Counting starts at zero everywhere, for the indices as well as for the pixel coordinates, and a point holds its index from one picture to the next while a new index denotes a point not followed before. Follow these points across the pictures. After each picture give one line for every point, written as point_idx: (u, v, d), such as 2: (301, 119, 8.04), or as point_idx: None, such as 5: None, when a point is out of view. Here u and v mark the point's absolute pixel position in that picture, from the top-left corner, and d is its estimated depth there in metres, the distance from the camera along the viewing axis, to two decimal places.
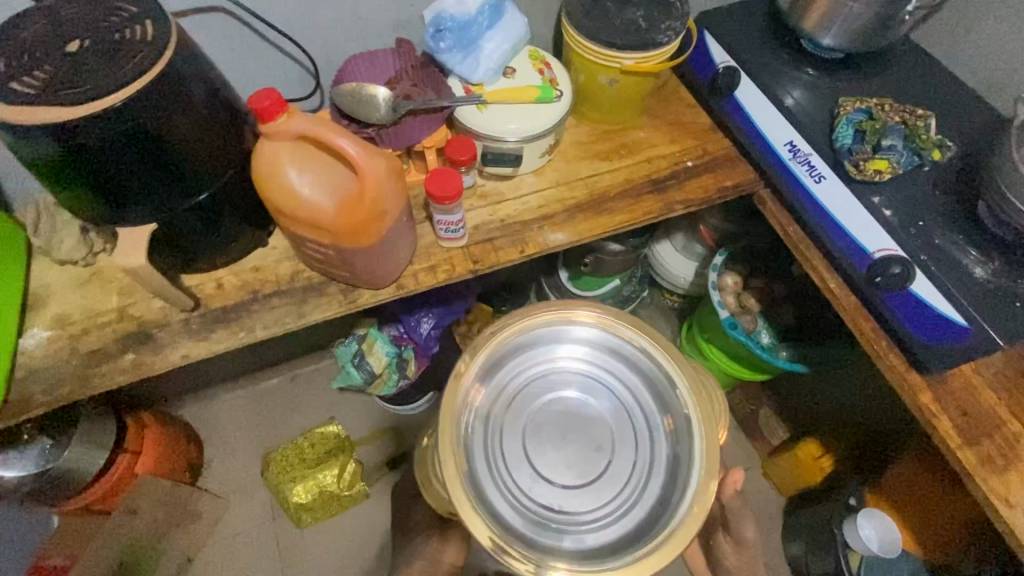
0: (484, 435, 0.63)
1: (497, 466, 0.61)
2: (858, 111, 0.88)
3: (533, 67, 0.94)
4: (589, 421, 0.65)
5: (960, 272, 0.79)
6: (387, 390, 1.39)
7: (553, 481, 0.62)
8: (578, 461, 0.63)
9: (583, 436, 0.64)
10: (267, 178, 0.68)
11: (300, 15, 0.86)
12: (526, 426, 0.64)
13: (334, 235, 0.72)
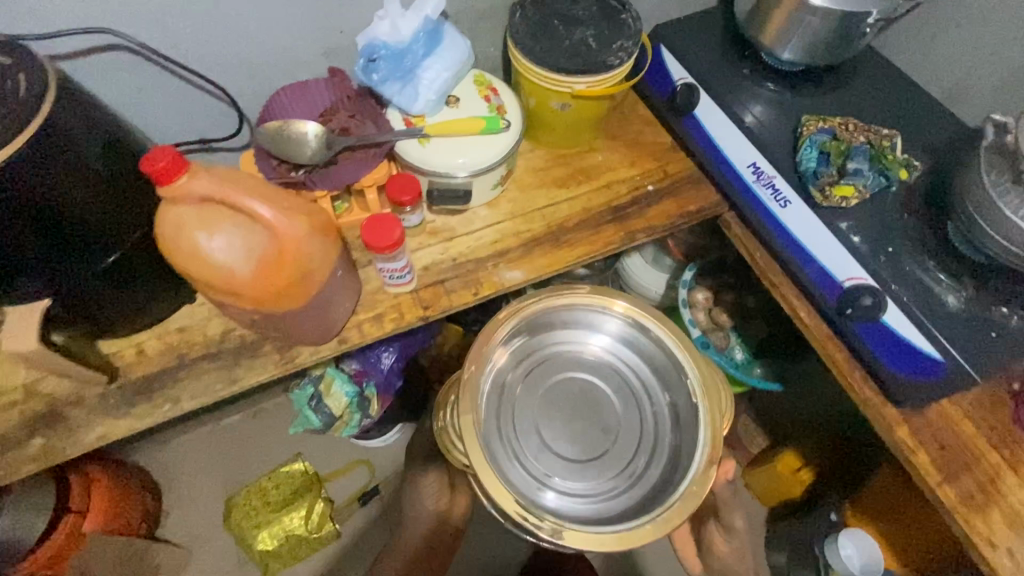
0: (512, 407, 0.79)
1: (511, 432, 0.78)
2: (822, 131, 0.83)
3: (478, 93, 0.87)
4: (598, 407, 0.81)
5: (933, 302, 0.75)
6: (348, 431, 1.31)
7: (562, 451, 0.78)
8: (584, 440, 0.79)
9: (588, 416, 0.80)
10: (175, 247, 0.60)
11: (214, 50, 0.78)
12: (547, 406, 0.80)
13: (263, 299, 0.64)
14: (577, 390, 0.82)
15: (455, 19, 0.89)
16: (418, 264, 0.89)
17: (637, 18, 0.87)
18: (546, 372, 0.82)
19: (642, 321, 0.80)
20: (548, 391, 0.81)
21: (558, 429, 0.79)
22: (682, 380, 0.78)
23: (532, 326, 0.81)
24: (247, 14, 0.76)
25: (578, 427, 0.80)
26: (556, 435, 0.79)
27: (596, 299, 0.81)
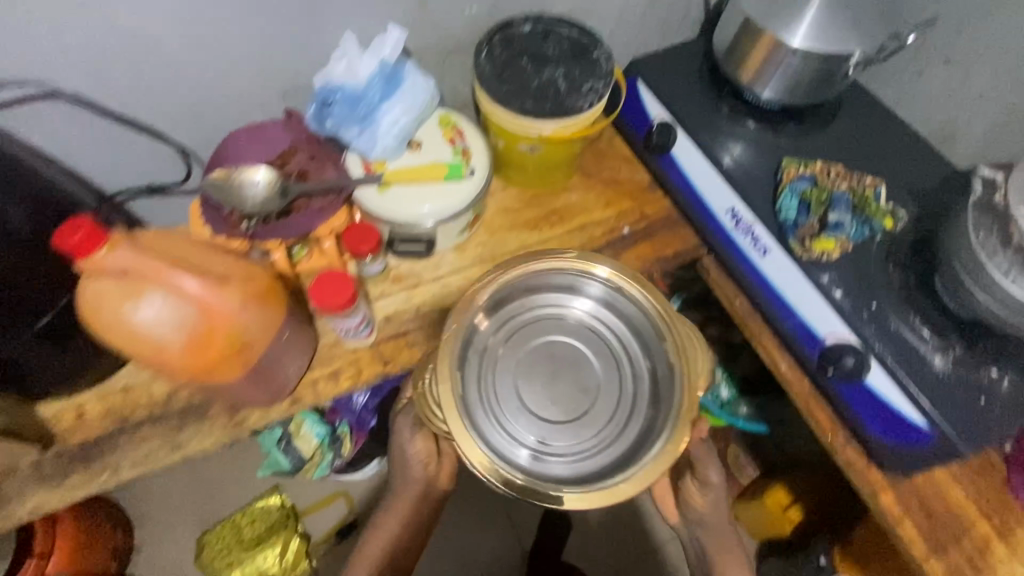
0: (490, 369, 0.74)
1: (491, 396, 0.73)
2: (801, 178, 0.79)
3: (443, 136, 0.83)
4: (579, 367, 0.77)
5: (920, 363, 0.71)
6: (321, 471, 1.27)
7: (543, 413, 0.73)
8: (564, 400, 0.75)
9: (569, 378, 0.76)
10: (106, 319, 0.56)
11: (158, 96, 0.73)
12: (527, 368, 0.75)
13: (212, 365, 0.59)
14: (556, 351, 0.77)
15: (420, 57, 0.85)
16: (380, 313, 0.84)
17: (610, 57, 0.83)
18: (524, 337, 0.77)
19: (626, 283, 0.75)
20: (528, 353, 0.76)
21: (535, 392, 0.74)
22: (661, 345, 0.73)
23: (510, 287, 0.76)
24: (193, 60, 0.72)
25: (558, 388, 0.75)
26: (534, 397, 0.74)
27: (569, 263, 0.75)
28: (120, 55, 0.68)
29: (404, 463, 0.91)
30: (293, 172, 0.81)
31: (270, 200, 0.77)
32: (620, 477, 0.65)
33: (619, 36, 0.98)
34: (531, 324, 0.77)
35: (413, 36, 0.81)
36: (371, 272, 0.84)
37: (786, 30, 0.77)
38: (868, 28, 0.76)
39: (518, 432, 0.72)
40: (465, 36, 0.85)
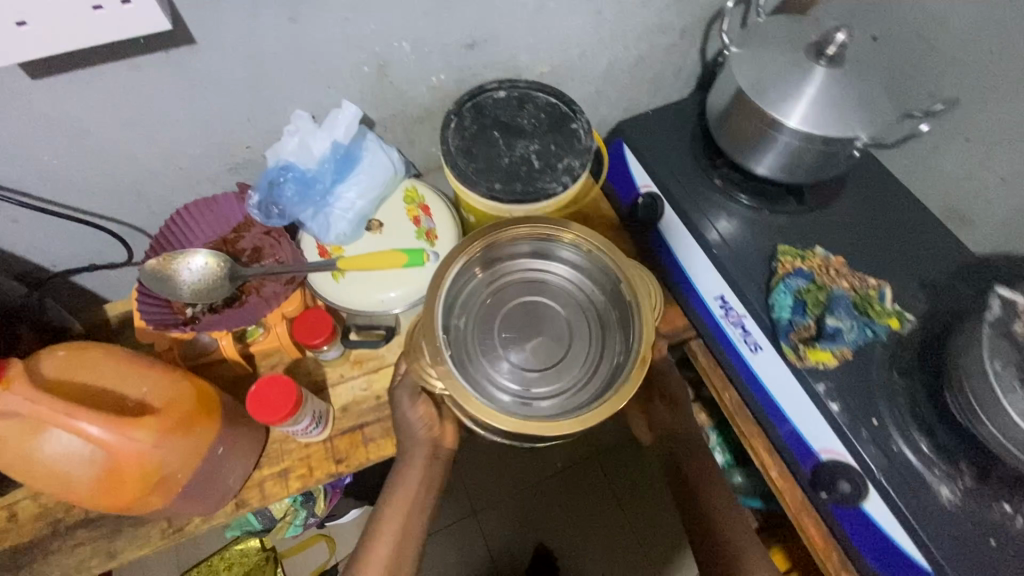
0: (472, 327, 0.69)
1: (473, 353, 0.68)
2: (798, 273, 0.71)
3: (407, 214, 0.77)
4: (552, 324, 0.72)
5: (924, 494, 0.63)
6: (294, 529, 1.19)
7: (522, 364, 0.69)
8: (538, 352, 0.70)
9: (543, 334, 0.71)
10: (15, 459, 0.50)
11: (94, 177, 0.68)
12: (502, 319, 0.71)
13: (140, 484, 0.53)
14: (531, 310, 0.72)
15: (383, 125, 0.78)
16: (337, 402, 0.78)
17: (588, 129, 0.76)
18: (503, 297, 0.71)
19: (591, 243, 0.68)
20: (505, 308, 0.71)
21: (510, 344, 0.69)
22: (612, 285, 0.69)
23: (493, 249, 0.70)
24: (127, 141, 0.66)
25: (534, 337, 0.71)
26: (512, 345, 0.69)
27: (529, 227, 0.68)
28: (43, 143, 0.62)
29: (402, 426, 0.74)
30: (246, 250, 0.77)
31: (215, 288, 0.72)
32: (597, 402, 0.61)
33: (606, 93, 0.90)
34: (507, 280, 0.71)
35: (374, 106, 0.75)
36: (328, 357, 0.77)
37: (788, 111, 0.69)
38: (876, 107, 0.68)
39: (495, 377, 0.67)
40: (432, 102, 0.78)
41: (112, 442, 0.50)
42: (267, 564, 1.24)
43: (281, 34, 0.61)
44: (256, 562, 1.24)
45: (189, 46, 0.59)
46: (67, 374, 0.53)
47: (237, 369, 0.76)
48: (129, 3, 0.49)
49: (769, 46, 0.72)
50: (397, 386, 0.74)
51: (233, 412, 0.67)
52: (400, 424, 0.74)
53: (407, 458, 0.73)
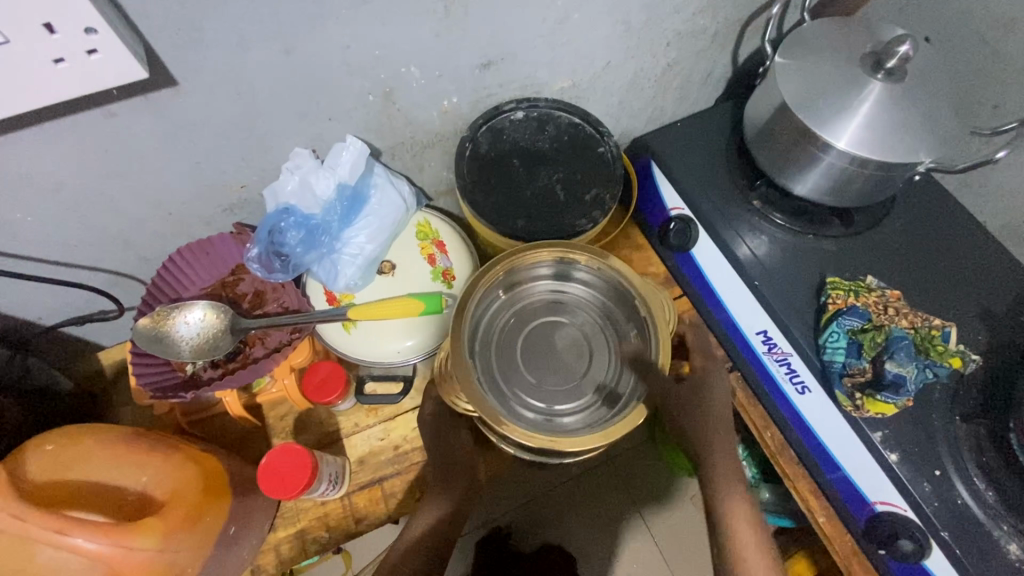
0: (487, 342, 0.61)
1: (490, 367, 0.60)
2: (854, 312, 0.65)
3: (421, 253, 0.72)
4: (572, 341, 0.63)
5: (988, 552, 0.58)
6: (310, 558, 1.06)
7: (541, 381, 0.61)
8: (557, 367, 0.62)
9: (561, 349, 0.63)
10: None
11: (74, 228, 0.61)
12: (520, 335, 0.63)
13: None
14: (551, 328, 0.63)
15: (390, 154, 0.71)
16: (353, 454, 0.72)
17: (616, 153, 0.72)
18: (524, 316, 0.63)
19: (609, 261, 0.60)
20: (523, 325, 0.63)
21: (528, 363, 0.61)
22: (628, 298, 0.61)
23: (514, 270, 0.61)
24: (108, 189, 0.59)
25: (553, 353, 0.63)
26: (530, 364, 0.61)
27: (552, 248, 0.60)
28: (13, 197, 0.55)
29: (439, 455, 0.69)
30: (247, 295, 0.72)
31: (216, 342, 0.66)
32: (619, 419, 0.54)
33: (630, 104, 0.83)
34: (524, 296, 0.63)
35: (381, 135, 0.68)
36: (342, 408, 0.72)
37: (872, 147, 0.60)
38: (942, 126, 0.61)
39: (515, 394, 0.59)
40: (443, 127, 0.71)
41: (109, 557, 0.45)
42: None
43: (274, 68, 0.54)
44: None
45: (172, 88, 0.52)
46: (60, 474, 0.48)
47: (244, 424, 0.71)
48: (97, 53, 0.42)
49: (820, 56, 0.65)
50: (434, 417, 0.70)
51: (245, 483, 0.62)
52: (438, 447, 0.69)
53: (443, 481, 0.67)
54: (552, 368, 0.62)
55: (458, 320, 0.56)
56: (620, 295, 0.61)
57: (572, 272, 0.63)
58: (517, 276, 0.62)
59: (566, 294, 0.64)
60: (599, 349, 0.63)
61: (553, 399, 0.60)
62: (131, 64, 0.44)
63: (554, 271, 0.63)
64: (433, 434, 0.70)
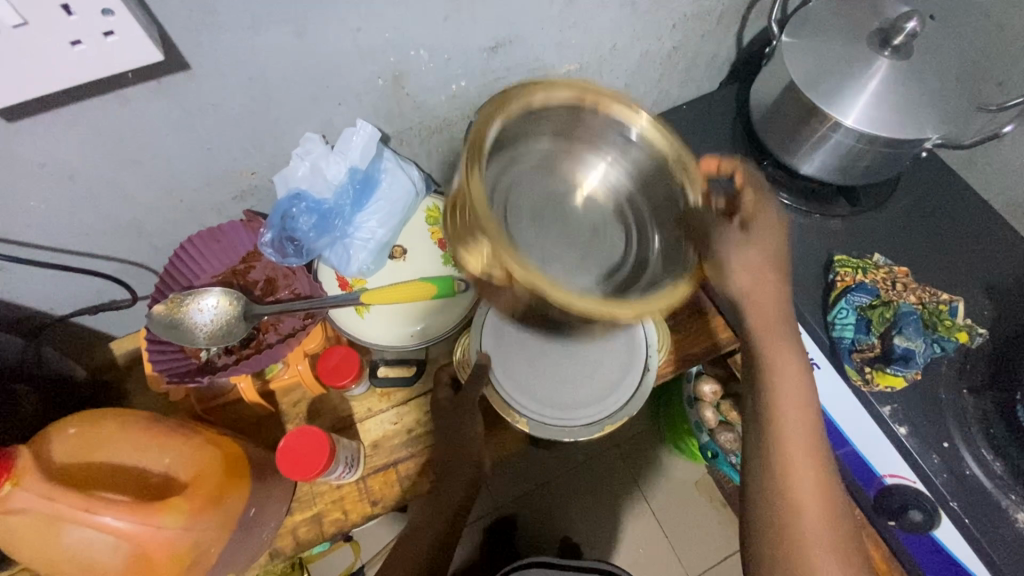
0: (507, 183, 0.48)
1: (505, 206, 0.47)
2: (862, 288, 0.66)
3: (430, 237, 0.73)
4: (589, 223, 0.51)
5: (997, 521, 0.59)
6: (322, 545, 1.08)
7: (550, 244, 0.49)
8: (569, 241, 0.50)
9: (577, 226, 0.51)
10: (40, 556, 0.47)
11: (87, 216, 0.62)
12: (543, 194, 0.51)
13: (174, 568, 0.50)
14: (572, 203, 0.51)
15: (398, 139, 0.72)
16: (366, 438, 0.72)
17: None
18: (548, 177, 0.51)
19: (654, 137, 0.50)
20: (550, 184, 0.51)
21: (542, 224, 0.50)
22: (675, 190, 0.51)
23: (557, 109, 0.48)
24: (120, 177, 0.59)
25: (566, 225, 0.51)
26: (541, 225, 0.49)
27: (616, 105, 0.49)
28: (28, 186, 0.55)
29: (449, 435, 0.68)
30: (259, 281, 0.72)
31: (229, 328, 0.66)
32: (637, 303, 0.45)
33: (635, 88, 0.83)
34: (563, 153, 0.51)
35: (389, 120, 0.68)
36: (355, 392, 0.72)
37: (881, 124, 0.61)
38: (950, 102, 0.61)
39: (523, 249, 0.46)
40: (452, 112, 0.71)
41: (139, 536, 0.46)
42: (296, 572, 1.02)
43: (286, 51, 0.54)
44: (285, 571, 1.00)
45: (184, 72, 0.52)
46: (85, 456, 0.49)
47: (258, 410, 0.71)
48: (114, 34, 0.42)
49: (826, 35, 0.65)
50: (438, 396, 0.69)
51: (262, 466, 0.63)
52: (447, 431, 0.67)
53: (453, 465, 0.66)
54: (564, 238, 0.50)
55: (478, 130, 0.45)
56: (654, 189, 0.51)
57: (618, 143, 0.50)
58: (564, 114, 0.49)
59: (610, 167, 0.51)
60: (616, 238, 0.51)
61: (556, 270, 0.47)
62: (147, 46, 0.44)
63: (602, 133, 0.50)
64: (441, 415, 0.68)
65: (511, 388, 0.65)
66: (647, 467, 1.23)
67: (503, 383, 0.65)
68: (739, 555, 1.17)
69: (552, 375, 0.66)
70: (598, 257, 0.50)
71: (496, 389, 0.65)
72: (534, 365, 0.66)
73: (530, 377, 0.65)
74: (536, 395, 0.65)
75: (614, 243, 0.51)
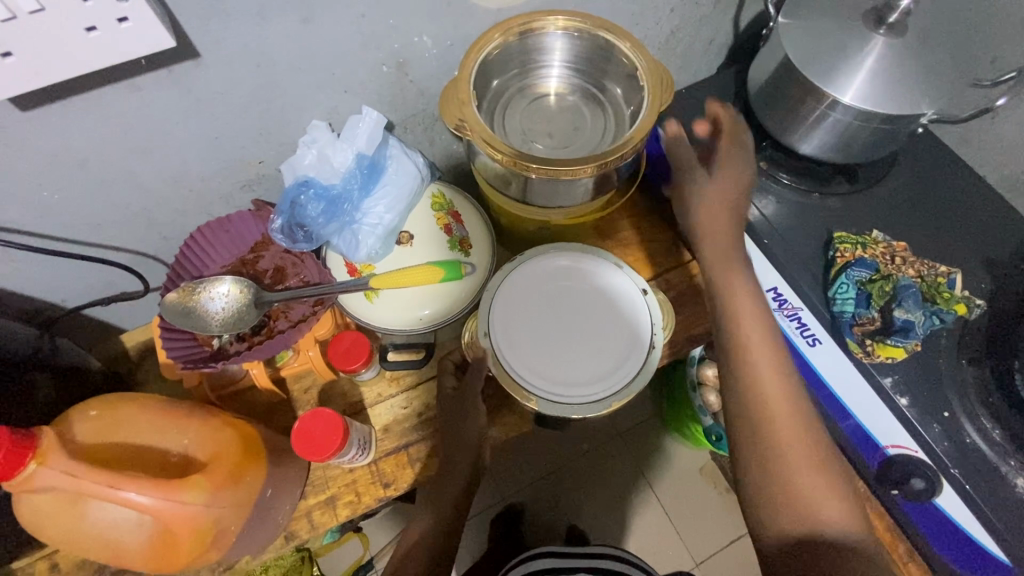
0: (497, 106, 0.68)
1: (499, 121, 0.68)
2: (862, 263, 0.67)
3: (436, 223, 0.74)
4: (565, 114, 0.70)
5: (997, 486, 0.61)
6: (329, 535, 1.09)
7: (539, 138, 0.68)
8: (553, 130, 0.69)
9: (559, 120, 0.70)
10: (65, 533, 0.48)
11: (98, 206, 0.63)
12: (533, 94, 0.70)
13: (195, 546, 0.51)
14: (550, 104, 0.70)
15: (402, 127, 0.73)
16: (377, 423, 0.73)
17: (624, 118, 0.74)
18: (525, 92, 0.70)
19: (593, 32, 0.63)
20: (539, 87, 0.70)
21: (529, 118, 0.69)
22: (630, 77, 0.65)
23: (516, 43, 0.64)
24: (131, 166, 0.60)
25: (548, 119, 0.70)
26: (530, 126, 0.69)
27: (550, 20, 0.63)
28: (41, 176, 0.56)
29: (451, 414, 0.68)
30: (268, 271, 0.72)
31: (241, 316, 0.67)
32: (576, 161, 0.60)
33: None
34: (530, 72, 0.69)
35: (393, 107, 0.69)
36: (365, 377, 0.73)
37: (877, 101, 0.62)
38: (945, 77, 0.62)
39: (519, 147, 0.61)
40: None
41: (162, 512, 0.47)
42: (305, 564, 1.04)
43: (293, 38, 0.55)
44: (294, 563, 1.01)
45: (194, 60, 0.53)
46: (106, 436, 0.50)
47: (270, 396, 0.73)
48: (127, 20, 0.43)
49: (822, 15, 0.67)
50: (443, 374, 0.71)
51: (276, 449, 0.64)
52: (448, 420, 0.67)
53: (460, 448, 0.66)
54: (550, 126, 0.69)
55: (465, 64, 0.61)
56: (601, 78, 0.68)
57: (563, 50, 0.67)
58: (526, 48, 0.66)
59: (579, 74, 0.69)
60: (594, 123, 0.69)
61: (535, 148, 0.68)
62: (159, 32, 0.45)
63: (550, 49, 0.67)
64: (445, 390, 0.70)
65: (517, 367, 0.65)
66: (652, 454, 1.24)
67: (511, 362, 0.65)
68: (746, 537, 1.18)
69: (556, 355, 0.67)
70: (579, 138, 0.69)
71: (505, 367, 0.65)
72: (540, 346, 0.67)
73: (538, 357, 0.66)
74: (543, 373, 0.66)
75: (589, 125, 0.69)
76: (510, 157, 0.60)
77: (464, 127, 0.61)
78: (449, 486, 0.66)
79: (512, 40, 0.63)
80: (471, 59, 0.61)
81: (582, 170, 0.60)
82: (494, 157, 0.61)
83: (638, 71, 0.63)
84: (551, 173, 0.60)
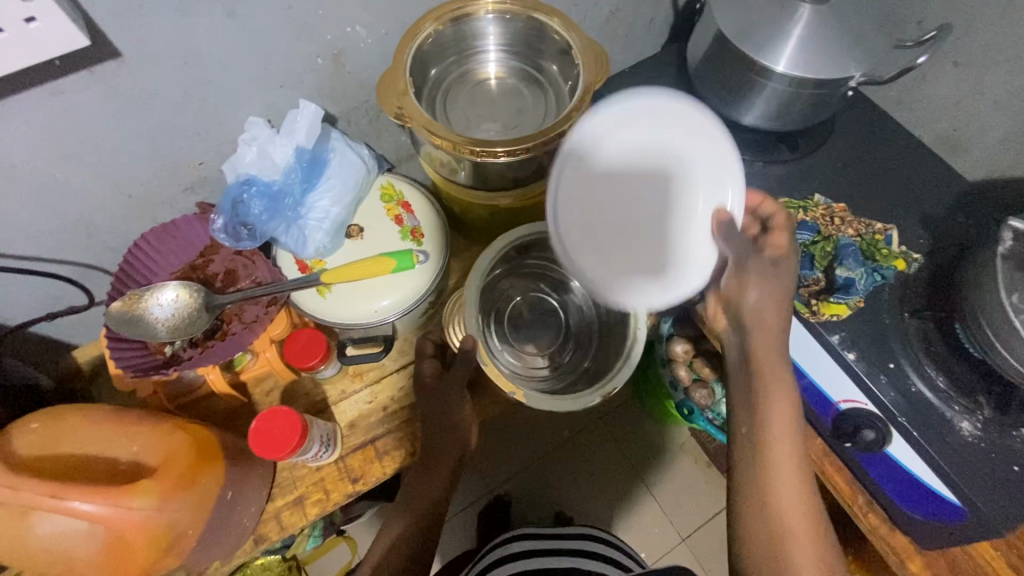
0: (438, 94, 0.69)
1: (441, 109, 0.68)
2: (802, 228, 0.71)
3: (387, 215, 0.73)
4: (508, 98, 0.70)
5: (943, 430, 0.63)
6: (313, 541, 1.08)
7: (483, 123, 0.69)
8: (497, 115, 0.69)
9: (502, 105, 0.70)
10: (7, 551, 0.47)
11: (31, 219, 0.61)
12: (473, 80, 0.70)
13: (148, 554, 0.51)
14: (492, 89, 0.70)
15: (346, 120, 0.73)
16: (343, 419, 0.73)
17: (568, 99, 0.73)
18: (464, 78, 0.70)
19: (525, 13, 0.64)
20: (479, 72, 0.70)
21: (472, 105, 0.69)
22: (565, 54, 0.66)
23: (449, 28, 0.65)
24: (62, 175, 0.59)
25: (491, 105, 0.70)
26: (473, 112, 0.69)
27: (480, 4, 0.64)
28: None
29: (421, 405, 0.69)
30: (219, 274, 0.71)
31: (192, 321, 0.66)
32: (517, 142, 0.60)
33: None
34: (468, 57, 0.69)
35: (334, 99, 0.68)
36: (326, 375, 0.72)
37: (807, 67, 0.63)
38: (870, 41, 0.63)
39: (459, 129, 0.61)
40: None
41: (107, 519, 0.47)
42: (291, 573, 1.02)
43: (219, 34, 0.54)
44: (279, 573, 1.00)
45: (116, 60, 0.51)
46: (50, 448, 0.50)
47: (231, 401, 0.72)
48: (35, 21, 0.42)
49: None
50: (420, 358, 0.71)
51: (237, 451, 0.63)
52: (432, 417, 0.68)
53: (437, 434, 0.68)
54: (493, 111, 0.70)
55: (399, 52, 0.61)
56: (540, 59, 0.69)
57: (499, 32, 0.67)
58: (461, 33, 0.66)
59: (517, 57, 0.69)
60: (535, 104, 0.69)
61: (480, 133, 0.68)
62: (71, 30, 0.44)
63: (485, 32, 0.67)
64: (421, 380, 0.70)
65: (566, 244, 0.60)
66: (632, 433, 1.25)
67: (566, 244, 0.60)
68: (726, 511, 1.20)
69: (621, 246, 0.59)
70: (523, 120, 0.69)
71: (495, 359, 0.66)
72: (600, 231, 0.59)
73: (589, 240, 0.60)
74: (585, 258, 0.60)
75: (531, 106, 0.69)
76: (451, 141, 0.60)
77: (403, 116, 0.60)
78: (431, 488, 0.66)
79: (446, 25, 0.63)
80: (404, 47, 0.62)
81: (524, 147, 0.60)
82: (434, 143, 0.61)
83: (572, 48, 0.64)
84: (492, 155, 0.60)
